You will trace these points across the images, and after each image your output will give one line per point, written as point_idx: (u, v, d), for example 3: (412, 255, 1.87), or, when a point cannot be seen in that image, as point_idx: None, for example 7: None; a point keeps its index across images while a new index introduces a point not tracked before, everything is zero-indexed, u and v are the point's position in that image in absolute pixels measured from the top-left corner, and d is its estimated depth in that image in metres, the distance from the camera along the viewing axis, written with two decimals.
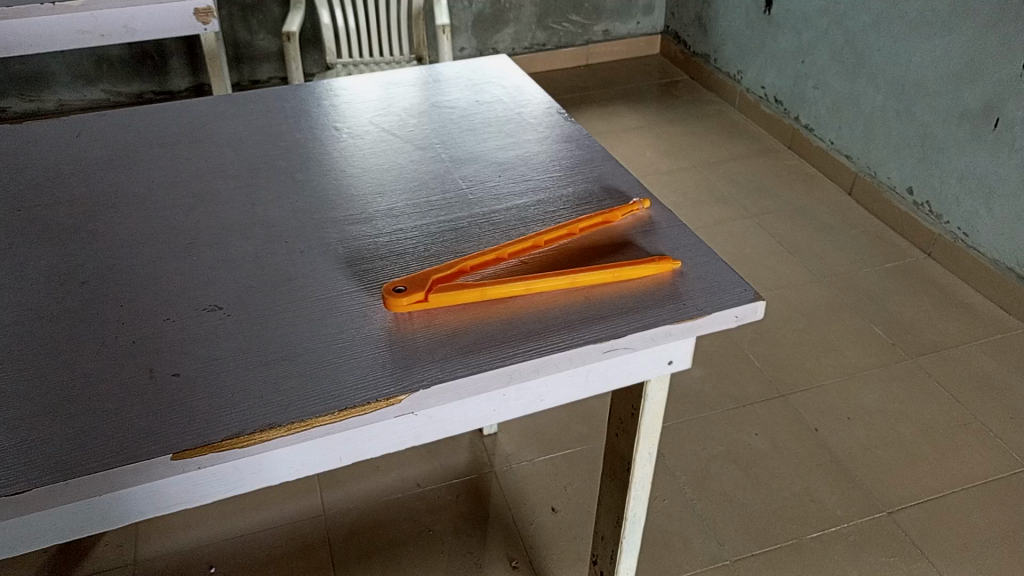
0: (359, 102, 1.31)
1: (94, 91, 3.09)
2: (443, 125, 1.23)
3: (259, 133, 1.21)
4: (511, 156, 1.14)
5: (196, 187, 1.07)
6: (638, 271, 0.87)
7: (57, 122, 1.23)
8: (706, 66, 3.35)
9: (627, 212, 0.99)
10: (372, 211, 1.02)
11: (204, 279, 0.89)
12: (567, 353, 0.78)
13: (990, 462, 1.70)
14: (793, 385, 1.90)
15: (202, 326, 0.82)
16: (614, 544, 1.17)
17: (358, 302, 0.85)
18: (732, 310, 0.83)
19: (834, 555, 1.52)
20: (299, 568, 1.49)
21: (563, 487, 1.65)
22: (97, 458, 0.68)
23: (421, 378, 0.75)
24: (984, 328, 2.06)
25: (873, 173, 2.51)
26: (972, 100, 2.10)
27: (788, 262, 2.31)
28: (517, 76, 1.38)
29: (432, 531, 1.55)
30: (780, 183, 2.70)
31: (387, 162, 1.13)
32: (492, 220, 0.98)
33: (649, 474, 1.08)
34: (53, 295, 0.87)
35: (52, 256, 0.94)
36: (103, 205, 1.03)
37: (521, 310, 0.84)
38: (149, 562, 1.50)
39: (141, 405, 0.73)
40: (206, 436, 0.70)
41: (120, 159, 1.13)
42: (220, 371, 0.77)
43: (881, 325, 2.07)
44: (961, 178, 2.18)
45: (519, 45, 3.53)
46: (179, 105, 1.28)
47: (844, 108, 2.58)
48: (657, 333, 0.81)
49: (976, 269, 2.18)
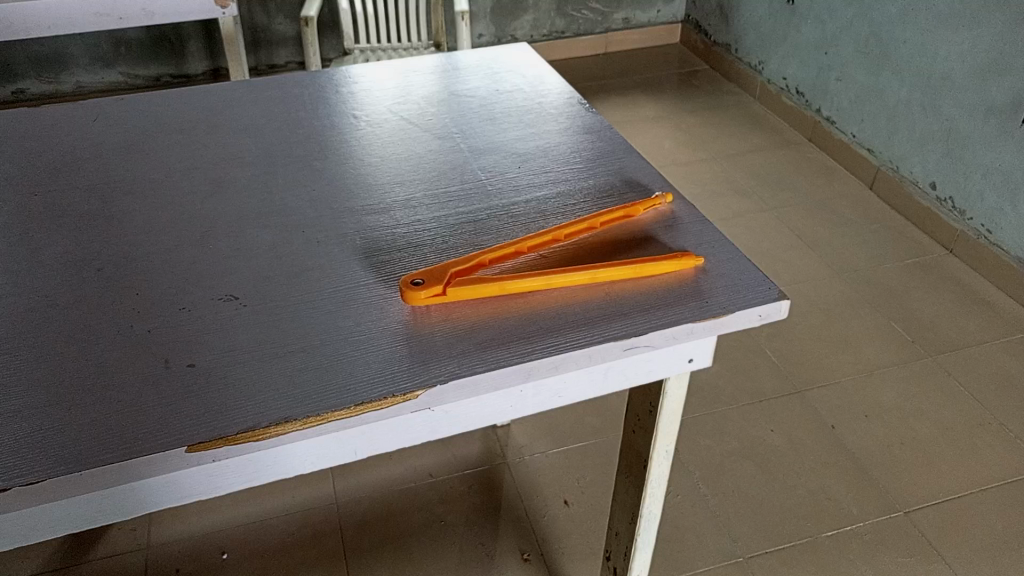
0: (377, 89, 1.29)
1: (112, 73, 3.10)
2: (463, 114, 1.22)
3: (276, 120, 1.19)
4: (531, 146, 1.12)
5: (213, 174, 1.06)
6: (660, 268, 0.86)
7: (74, 106, 1.23)
8: (727, 55, 3.31)
9: (650, 206, 0.97)
10: (389, 201, 1.00)
11: (219, 268, 0.89)
12: (587, 350, 0.77)
13: (1009, 463, 1.68)
14: (810, 381, 1.88)
15: (218, 316, 0.81)
16: (629, 541, 1.16)
17: (375, 294, 0.84)
18: (757, 309, 0.82)
19: (849, 555, 1.50)
20: (310, 555, 1.49)
21: (575, 480, 1.64)
22: (109, 449, 0.68)
23: (438, 373, 0.74)
24: (1007, 327, 2.02)
25: (895, 167, 2.47)
26: (999, 95, 2.06)
27: (807, 256, 2.29)
28: (537, 66, 1.36)
29: (444, 522, 1.55)
30: (800, 175, 2.67)
31: (405, 151, 1.12)
32: (512, 213, 0.97)
33: (665, 472, 1.06)
34: (69, 280, 0.87)
35: (69, 242, 0.93)
36: (120, 191, 1.03)
37: (540, 305, 0.82)
38: (161, 546, 1.50)
39: (156, 395, 0.73)
40: (222, 428, 0.69)
41: (137, 145, 1.13)
42: (236, 363, 0.76)
43: (900, 322, 2.04)
44: (986, 173, 2.15)
45: (537, 33, 3.50)
46: (196, 91, 1.27)
47: (868, 101, 2.54)
48: (679, 331, 0.80)
49: (998, 266, 2.15)
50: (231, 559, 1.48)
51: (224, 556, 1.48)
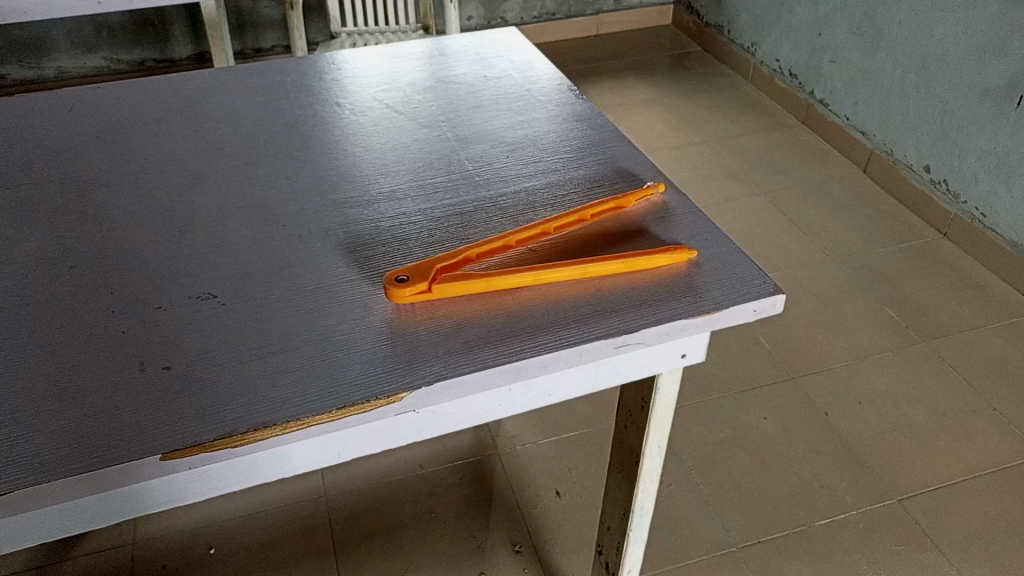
0: (362, 76, 1.26)
1: (94, 58, 3.04)
2: (450, 102, 1.19)
3: (258, 109, 1.16)
4: (520, 134, 1.09)
5: (192, 166, 1.03)
6: (651, 262, 0.84)
7: (48, 94, 1.19)
8: (719, 37, 3.27)
9: (641, 196, 0.95)
10: (374, 193, 0.98)
11: (198, 264, 0.86)
12: (576, 349, 0.75)
13: (1003, 448, 1.67)
14: (803, 368, 1.87)
15: (195, 316, 0.79)
16: (621, 536, 1.15)
17: (359, 291, 0.82)
18: (751, 304, 0.80)
19: (842, 543, 1.49)
20: (300, 549, 1.47)
21: (567, 470, 1.62)
22: (81, 457, 0.65)
23: (422, 374, 0.72)
24: (1000, 311, 2.02)
25: (889, 150, 2.45)
26: (995, 77, 2.04)
27: (800, 240, 2.27)
28: (526, 51, 1.33)
29: (435, 514, 1.54)
30: (793, 159, 2.65)
31: (391, 140, 1.09)
32: (499, 205, 0.94)
33: (658, 467, 1.05)
34: (41, 279, 0.84)
35: (42, 238, 0.90)
36: (95, 184, 0.99)
37: (528, 302, 0.80)
38: (149, 541, 1.49)
39: (130, 401, 0.70)
40: (198, 435, 0.67)
41: (114, 136, 1.09)
42: (214, 365, 0.73)
43: (894, 307, 2.03)
44: (981, 156, 2.12)
45: (528, 15, 3.45)
46: (174, 78, 1.24)
47: (862, 83, 2.51)
48: (671, 327, 0.77)
49: (992, 251, 2.14)
50: (218, 554, 1.46)
51: (212, 551, 1.47)
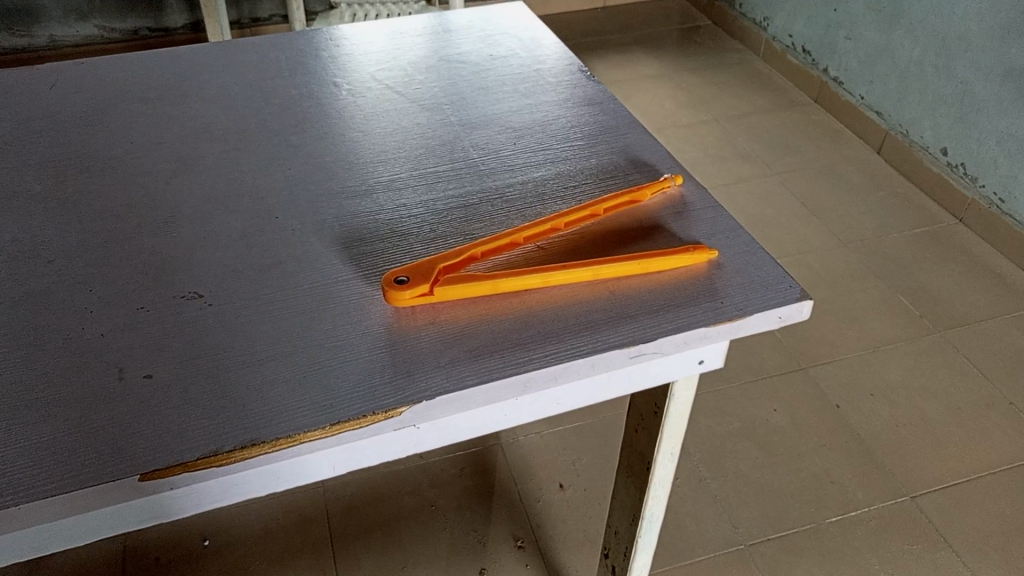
0: (361, 53, 1.19)
1: (87, 27, 2.95)
2: (453, 82, 1.12)
3: (250, 89, 1.09)
4: (528, 119, 1.03)
5: (179, 150, 0.97)
6: (670, 263, 0.78)
7: (28, 69, 1.12)
8: (730, 11, 3.17)
9: (658, 189, 0.89)
10: (372, 181, 0.92)
11: (183, 259, 0.80)
12: (588, 359, 0.69)
13: (1018, 444, 1.63)
14: (814, 358, 1.81)
15: (179, 318, 0.73)
16: (629, 541, 1.10)
17: (356, 292, 0.76)
18: (777, 311, 0.74)
19: (853, 542, 1.45)
20: (296, 543, 1.43)
21: (571, 462, 1.58)
22: (51, 477, 0.60)
23: (423, 387, 0.66)
24: (1016, 300, 1.96)
25: (905, 132, 2.38)
26: (1018, 57, 1.96)
27: (812, 224, 2.21)
28: (534, 28, 1.26)
29: (435, 506, 1.50)
30: (805, 139, 2.57)
31: (390, 124, 1.03)
32: (505, 197, 0.88)
33: (670, 473, 1.00)
34: (15, 275, 0.79)
35: (17, 229, 0.84)
36: (76, 170, 0.93)
37: (537, 306, 0.74)
38: (141, 532, 1.45)
39: (108, 413, 0.65)
40: (180, 453, 0.62)
41: (96, 117, 1.03)
42: (199, 374, 0.68)
43: (908, 295, 1.98)
44: (1001, 140, 2.05)
45: None
46: (163, 54, 1.17)
47: (878, 61, 2.43)
48: (691, 336, 0.72)
49: (1010, 238, 2.08)
50: (212, 547, 1.42)
51: (206, 543, 1.43)
